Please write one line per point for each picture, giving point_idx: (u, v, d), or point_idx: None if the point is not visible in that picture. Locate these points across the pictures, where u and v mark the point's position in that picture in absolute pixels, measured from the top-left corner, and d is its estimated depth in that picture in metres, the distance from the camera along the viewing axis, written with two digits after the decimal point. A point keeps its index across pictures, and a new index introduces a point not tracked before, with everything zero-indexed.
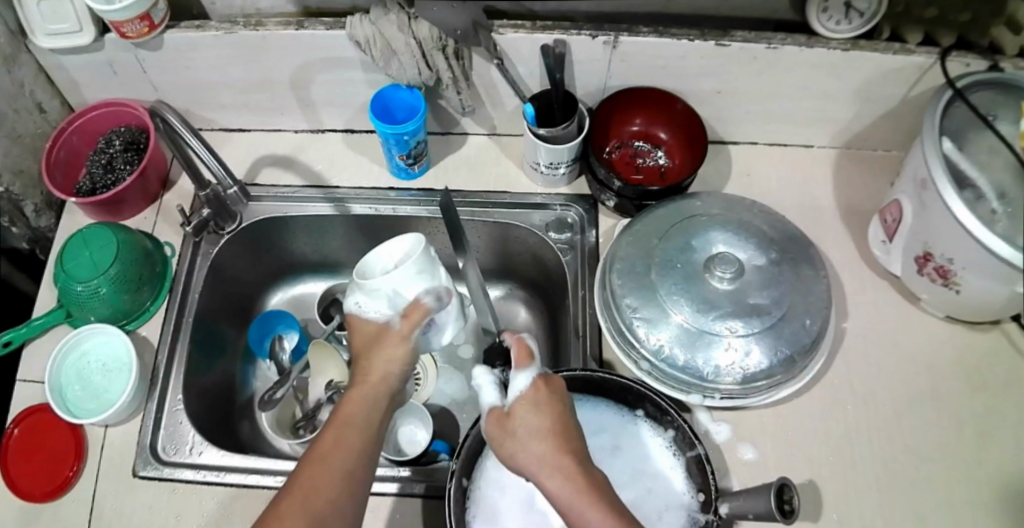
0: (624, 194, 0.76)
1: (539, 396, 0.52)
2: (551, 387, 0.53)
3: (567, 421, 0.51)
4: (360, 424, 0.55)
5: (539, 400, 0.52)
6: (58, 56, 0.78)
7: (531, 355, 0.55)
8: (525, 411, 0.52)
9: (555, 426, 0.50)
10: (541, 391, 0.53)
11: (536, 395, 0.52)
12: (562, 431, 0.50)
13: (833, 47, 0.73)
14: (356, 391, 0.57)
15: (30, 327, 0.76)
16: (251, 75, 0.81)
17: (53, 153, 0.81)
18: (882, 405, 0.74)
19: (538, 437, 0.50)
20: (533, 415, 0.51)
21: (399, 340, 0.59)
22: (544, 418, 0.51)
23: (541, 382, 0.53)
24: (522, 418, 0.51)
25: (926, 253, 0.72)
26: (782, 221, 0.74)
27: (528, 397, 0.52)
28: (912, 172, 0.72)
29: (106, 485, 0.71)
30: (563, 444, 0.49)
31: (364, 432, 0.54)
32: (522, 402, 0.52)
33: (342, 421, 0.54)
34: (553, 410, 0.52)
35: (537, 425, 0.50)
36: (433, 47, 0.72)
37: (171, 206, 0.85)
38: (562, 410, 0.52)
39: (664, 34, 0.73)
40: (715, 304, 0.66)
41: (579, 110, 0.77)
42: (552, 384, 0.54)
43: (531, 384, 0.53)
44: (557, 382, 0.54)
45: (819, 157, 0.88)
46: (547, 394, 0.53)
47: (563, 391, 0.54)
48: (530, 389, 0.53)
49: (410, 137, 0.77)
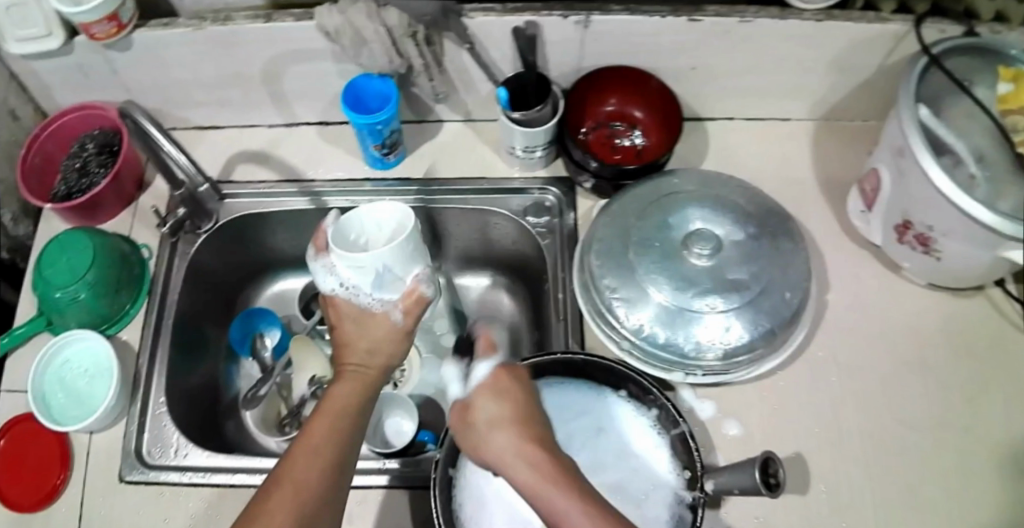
0: (601, 175, 0.76)
1: (498, 384, 0.52)
2: (512, 375, 0.54)
3: (529, 410, 0.51)
4: (349, 413, 0.56)
5: (498, 390, 0.52)
6: (28, 62, 0.78)
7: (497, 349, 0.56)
8: (486, 401, 0.51)
9: (518, 414, 0.50)
10: (503, 379, 0.53)
11: (496, 383, 0.53)
12: (525, 419, 0.50)
13: (806, 18, 0.73)
14: (343, 383, 0.58)
15: (12, 337, 0.77)
16: (222, 71, 0.80)
17: (28, 159, 0.80)
18: (867, 376, 0.74)
19: (499, 426, 0.49)
20: (492, 402, 0.51)
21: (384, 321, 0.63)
22: (505, 405, 0.51)
23: (502, 372, 0.53)
24: (484, 407, 0.51)
25: (906, 221, 0.72)
26: (760, 196, 0.73)
27: (488, 383, 0.53)
28: (889, 141, 0.72)
29: (95, 488, 0.71)
30: (526, 431, 0.49)
31: (349, 422, 0.55)
32: (483, 389, 0.52)
33: (332, 410, 0.55)
34: (514, 399, 0.51)
35: (497, 412, 0.50)
36: (404, 34, 0.71)
37: (146, 207, 0.85)
38: (521, 397, 0.51)
39: (636, 12, 0.72)
40: (693, 280, 0.66)
41: (552, 92, 0.76)
42: (514, 372, 0.54)
43: (491, 373, 0.53)
44: (519, 371, 0.54)
45: (797, 129, 0.87)
46: (510, 381, 0.53)
47: (528, 381, 0.54)
48: (490, 377, 0.53)
49: (384, 126, 0.76)
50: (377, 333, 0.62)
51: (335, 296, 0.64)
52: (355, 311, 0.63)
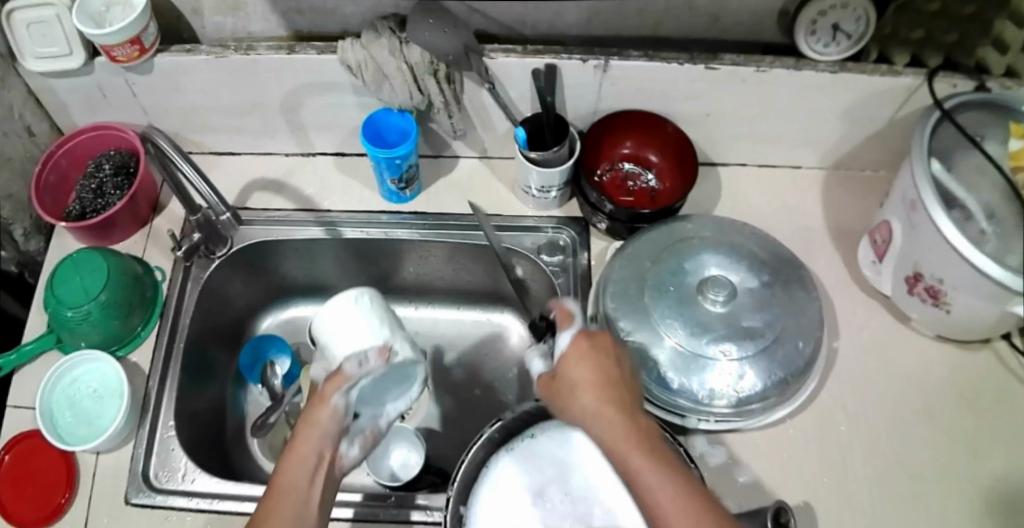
0: (617, 217, 0.76)
1: (582, 348, 0.55)
2: (594, 341, 0.56)
3: (611, 373, 0.54)
4: (300, 495, 0.51)
5: (583, 353, 0.55)
6: (47, 79, 0.78)
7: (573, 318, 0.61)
8: (572, 363, 0.55)
9: (601, 378, 0.53)
10: (584, 344, 0.56)
11: (579, 348, 0.55)
12: (608, 382, 0.53)
13: (822, 70, 0.74)
14: (289, 458, 0.53)
15: (21, 354, 0.77)
16: (241, 99, 0.80)
17: (43, 177, 0.80)
18: (875, 425, 0.74)
19: (586, 388, 0.53)
20: (579, 365, 0.54)
21: (331, 411, 0.55)
22: (590, 367, 0.54)
23: (582, 336, 0.56)
24: (569, 370, 0.54)
25: (917, 272, 0.72)
26: (774, 243, 0.74)
27: (573, 348, 0.56)
28: (901, 194, 0.73)
29: (98, 512, 0.71)
30: (608, 396, 0.52)
31: (302, 501, 0.51)
32: (569, 356, 0.55)
33: (282, 491, 0.51)
34: (597, 362, 0.54)
35: (583, 374, 0.54)
36: (426, 70, 0.72)
37: (162, 230, 0.85)
38: (606, 362, 0.54)
39: (654, 58, 0.73)
40: (708, 326, 0.67)
41: (569, 133, 0.76)
42: (595, 336, 0.57)
43: (571, 339, 0.57)
44: (601, 335, 0.57)
45: (808, 177, 0.88)
46: (590, 347, 0.55)
47: (610, 343, 0.56)
48: (571, 344, 0.56)
49: (402, 160, 0.76)
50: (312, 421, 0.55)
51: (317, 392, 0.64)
52: (319, 405, 0.55)
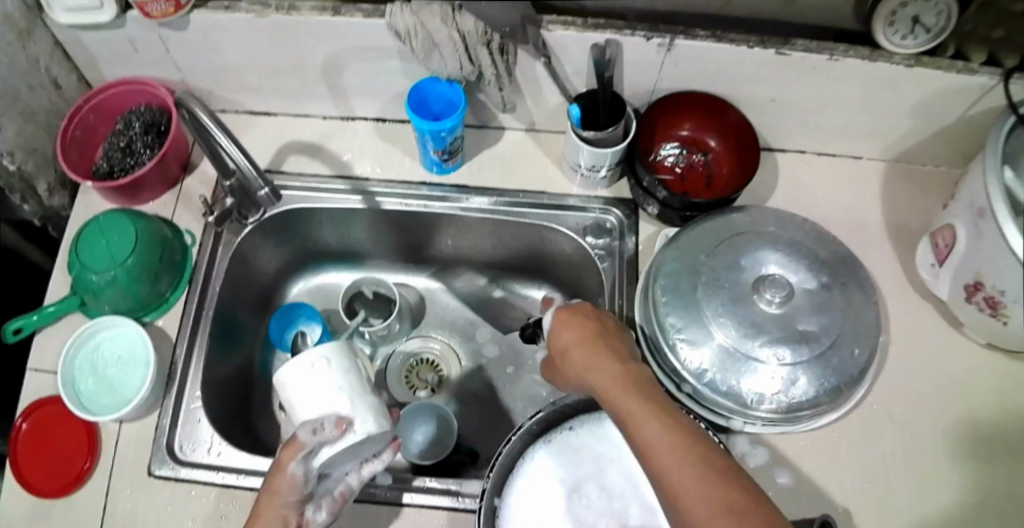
0: (669, 204, 0.73)
1: (567, 315, 0.60)
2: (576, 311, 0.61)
3: (592, 333, 0.58)
4: None
5: (568, 319, 0.60)
6: (76, 32, 0.74)
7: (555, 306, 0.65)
8: (558, 331, 0.60)
9: (583, 338, 0.58)
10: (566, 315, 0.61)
11: (564, 315, 0.61)
12: (591, 340, 0.57)
13: (897, 63, 0.70)
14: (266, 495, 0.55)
15: (43, 314, 0.74)
16: (281, 59, 0.76)
17: (69, 132, 0.77)
18: (919, 432, 0.72)
19: (574, 346, 0.58)
20: (565, 329, 0.59)
21: (289, 481, 0.53)
22: (574, 331, 0.59)
23: (564, 309, 0.62)
24: (558, 339, 0.60)
25: (977, 282, 0.69)
26: (833, 242, 0.71)
27: (557, 320, 0.61)
28: (970, 199, 0.69)
29: (123, 482, 0.70)
30: (591, 349, 0.56)
31: None
32: (557, 321, 0.60)
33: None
34: (580, 324, 0.59)
35: (569, 338, 0.59)
36: (478, 42, 0.68)
37: (192, 191, 0.81)
38: (591, 325, 0.59)
39: (723, 39, 0.69)
40: (762, 328, 0.64)
41: (625, 113, 0.73)
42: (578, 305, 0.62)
43: (556, 313, 0.62)
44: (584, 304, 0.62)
45: (868, 169, 0.84)
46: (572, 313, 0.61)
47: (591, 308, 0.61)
48: (557, 315, 0.61)
49: (447, 133, 0.73)
50: (271, 490, 0.54)
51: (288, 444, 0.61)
52: (279, 473, 0.53)
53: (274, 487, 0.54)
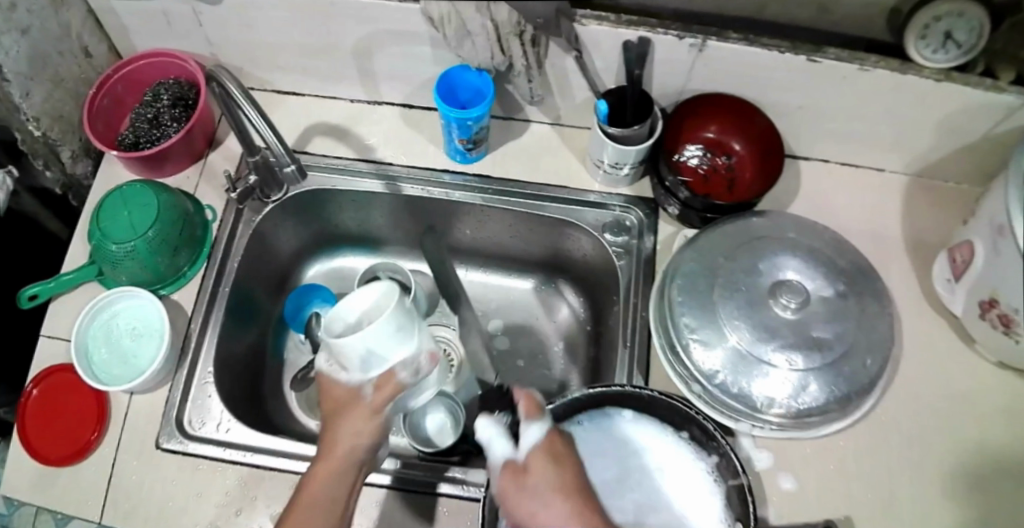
0: (690, 204, 0.73)
1: (553, 447, 0.58)
2: (560, 441, 0.59)
3: (578, 479, 0.55)
4: (326, 503, 0.54)
5: (552, 453, 0.57)
6: (109, 1, 0.74)
7: (539, 410, 0.59)
8: (541, 466, 0.56)
9: (568, 486, 0.54)
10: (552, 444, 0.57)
11: (551, 446, 0.57)
12: (576, 489, 0.54)
13: (926, 77, 0.70)
14: (321, 464, 0.56)
15: (60, 282, 0.74)
16: (312, 40, 0.76)
17: (97, 100, 0.77)
18: (925, 447, 0.72)
19: (556, 495, 0.53)
20: (549, 473, 0.55)
21: (369, 410, 0.58)
22: (560, 475, 0.55)
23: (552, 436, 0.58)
24: (540, 476, 0.55)
25: (993, 299, 0.69)
26: (853, 252, 0.71)
27: (543, 447, 0.57)
28: (990, 217, 0.69)
29: (131, 452, 0.70)
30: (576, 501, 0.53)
31: (330, 511, 0.54)
32: (537, 452, 0.57)
33: (305, 504, 0.54)
34: (564, 468, 0.56)
35: (554, 480, 0.54)
36: (510, 32, 0.67)
37: (216, 167, 0.81)
38: (576, 469, 0.56)
39: (754, 43, 0.69)
40: (776, 332, 0.65)
41: (652, 112, 0.73)
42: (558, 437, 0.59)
43: (543, 436, 0.58)
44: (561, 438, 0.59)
45: (890, 182, 0.84)
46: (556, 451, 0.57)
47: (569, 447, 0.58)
48: (543, 439, 0.58)
49: (473, 123, 0.73)
50: (349, 421, 0.57)
51: (319, 372, 0.59)
52: (358, 405, 0.58)
53: (348, 419, 0.57)
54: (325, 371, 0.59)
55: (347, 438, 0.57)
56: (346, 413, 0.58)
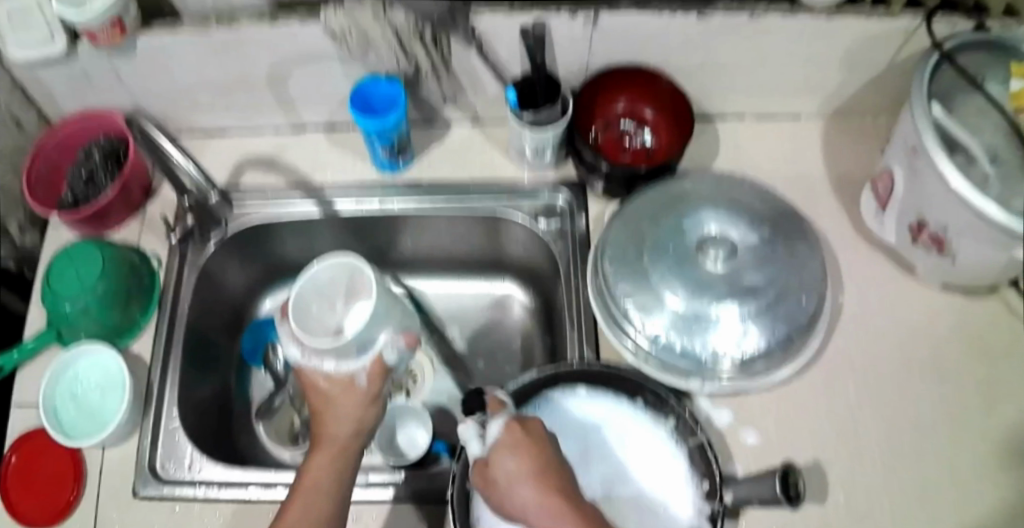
0: (613, 177, 0.75)
1: (518, 437, 0.51)
2: (527, 429, 0.52)
3: (549, 457, 0.50)
4: (327, 489, 0.56)
5: (518, 442, 0.50)
6: (29, 70, 0.77)
7: (505, 395, 0.54)
8: (504, 455, 0.50)
9: (538, 468, 0.49)
10: (518, 434, 0.51)
11: (513, 438, 0.50)
12: (547, 471, 0.49)
13: (819, 13, 0.71)
14: (319, 453, 0.58)
15: (22, 350, 0.76)
16: (226, 75, 0.79)
17: (35, 169, 0.79)
18: (883, 380, 0.73)
19: (524, 480, 0.48)
20: (509, 457, 0.49)
21: (366, 397, 0.59)
22: (525, 459, 0.49)
23: (515, 422, 0.52)
24: (501, 463, 0.49)
25: (921, 219, 0.70)
26: (775, 199, 0.72)
27: (505, 441, 0.50)
28: (903, 138, 0.70)
29: (108, 506, 0.71)
30: (548, 485, 0.48)
31: (327, 496, 0.56)
32: (499, 447, 0.50)
33: (307, 489, 0.56)
34: (534, 451, 0.50)
35: (517, 467, 0.49)
36: (411, 36, 0.71)
37: (155, 216, 0.84)
38: (542, 451, 0.50)
39: (646, 7, 0.71)
40: (710, 287, 0.66)
41: (563, 92, 0.75)
42: (525, 425, 0.52)
43: (505, 428, 0.51)
44: (533, 424, 0.53)
45: (808, 127, 0.86)
46: (524, 434, 0.51)
47: (543, 433, 0.53)
48: (506, 433, 0.51)
49: (393, 131, 0.75)
50: (345, 407, 0.59)
51: (297, 364, 0.59)
52: (352, 393, 0.59)
53: (343, 410, 0.59)
54: (305, 362, 0.58)
55: (346, 427, 0.59)
56: (343, 397, 0.59)
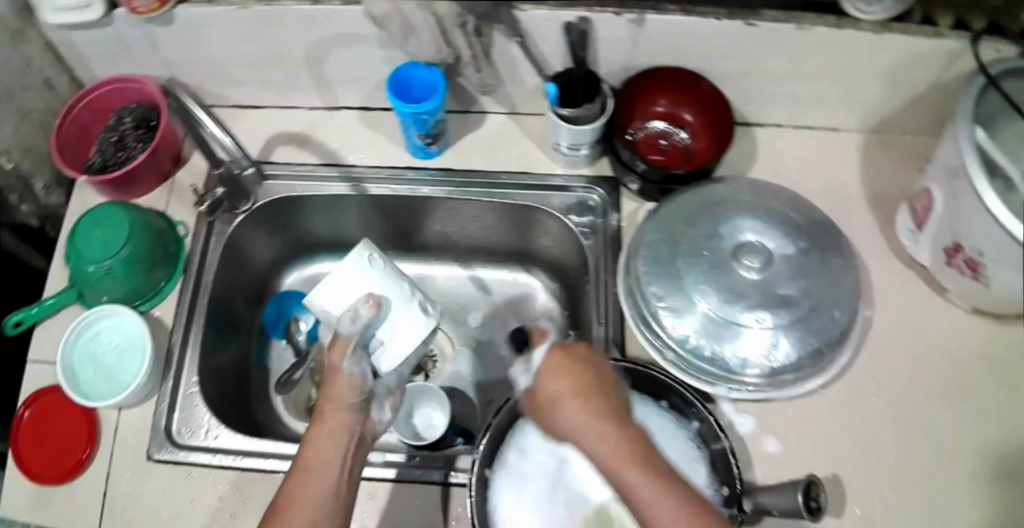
0: (648, 178, 0.74)
1: (559, 360, 0.55)
2: (569, 352, 0.56)
3: (588, 381, 0.54)
4: (327, 464, 0.54)
5: (560, 364, 0.55)
6: (66, 32, 0.76)
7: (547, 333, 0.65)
8: (549, 377, 0.55)
9: (579, 387, 0.53)
10: (559, 357, 0.56)
11: (553, 362, 0.55)
12: (587, 391, 0.53)
13: (865, 30, 0.71)
14: (315, 431, 0.57)
15: (42, 307, 0.75)
16: (264, 52, 0.78)
17: (63, 130, 0.78)
18: (906, 399, 0.72)
19: (567, 399, 0.53)
20: (555, 380, 0.54)
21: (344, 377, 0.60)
22: (567, 382, 0.54)
23: (556, 349, 0.56)
24: (547, 385, 0.55)
25: (957, 243, 0.69)
26: (812, 210, 0.72)
27: (548, 363, 0.56)
28: (943, 161, 0.69)
29: (119, 471, 0.70)
30: (589, 403, 0.52)
31: (328, 472, 0.54)
32: (542, 372, 0.55)
33: (305, 465, 0.54)
34: (576, 373, 0.54)
35: (560, 389, 0.54)
36: (454, 23, 0.69)
37: (184, 184, 0.83)
38: (583, 370, 0.54)
39: (693, 13, 0.70)
40: (742, 294, 0.65)
41: (603, 90, 0.73)
42: (571, 348, 0.56)
43: (546, 352, 0.56)
44: (577, 349, 0.56)
45: (845, 140, 0.86)
46: (566, 358, 0.55)
47: (587, 355, 0.56)
48: (545, 356, 0.56)
49: (429, 117, 0.74)
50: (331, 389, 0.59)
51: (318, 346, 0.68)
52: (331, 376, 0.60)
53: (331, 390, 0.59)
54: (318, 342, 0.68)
55: (340, 409, 0.58)
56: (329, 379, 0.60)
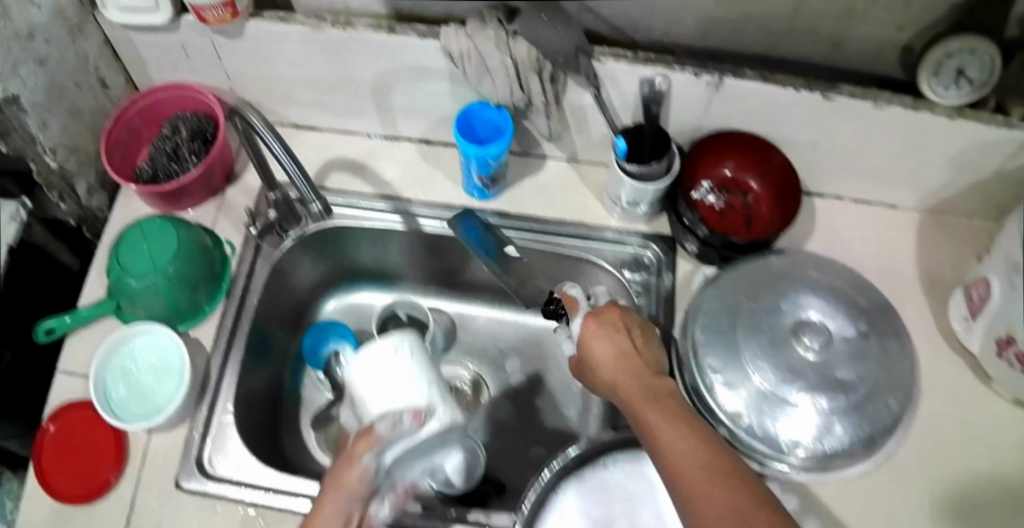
0: (709, 243, 0.74)
1: (593, 329, 0.60)
2: (601, 319, 0.61)
3: (622, 344, 0.59)
4: None
5: (596, 331, 0.60)
6: (128, 32, 0.74)
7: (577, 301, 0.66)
8: (593, 338, 0.60)
9: (616, 352, 0.58)
10: (592, 324, 0.60)
11: (587, 329, 0.60)
12: (624, 350, 0.58)
13: (939, 114, 0.69)
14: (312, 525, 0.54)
15: (75, 317, 0.73)
16: (329, 75, 0.76)
17: (114, 134, 0.76)
18: (949, 491, 0.71)
19: (609, 360, 0.58)
20: (597, 342, 0.59)
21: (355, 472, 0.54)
22: (608, 346, 0.59)
23: (590, 317, 0.61)
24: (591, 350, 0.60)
25: (1009, 336, 0.68)
26: (872, 292, 0.71)
27: (585, 330, 0.61)
28: (1005, 253, 0.68)
29: (146, 497, 0.68)
30: (626, 363, 0.57)
31: None
32: (583, 337, 0.60)
33: None
34: (612, 337, 0.59)
35: (604, 353, 0.59)
36: (530, 69, 0.67)
37: (234, 201, 0.81)
38: (616, 334, 0.59)
39: (769, 81, 0.69)
40: (799, 373, 0.65)
41: (670, 150, 0.71)
42: (605, 310, 0.61)
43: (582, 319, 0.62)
44: (609, 311, 0.61)
45: (902, 218, 0.85)
46: (597, 323, 0.60)
47: (620, 318, 0.60)
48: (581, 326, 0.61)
49: (493, 160, 0.73)
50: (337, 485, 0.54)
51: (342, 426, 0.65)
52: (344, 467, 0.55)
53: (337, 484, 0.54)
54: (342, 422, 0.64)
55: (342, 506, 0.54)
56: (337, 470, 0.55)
